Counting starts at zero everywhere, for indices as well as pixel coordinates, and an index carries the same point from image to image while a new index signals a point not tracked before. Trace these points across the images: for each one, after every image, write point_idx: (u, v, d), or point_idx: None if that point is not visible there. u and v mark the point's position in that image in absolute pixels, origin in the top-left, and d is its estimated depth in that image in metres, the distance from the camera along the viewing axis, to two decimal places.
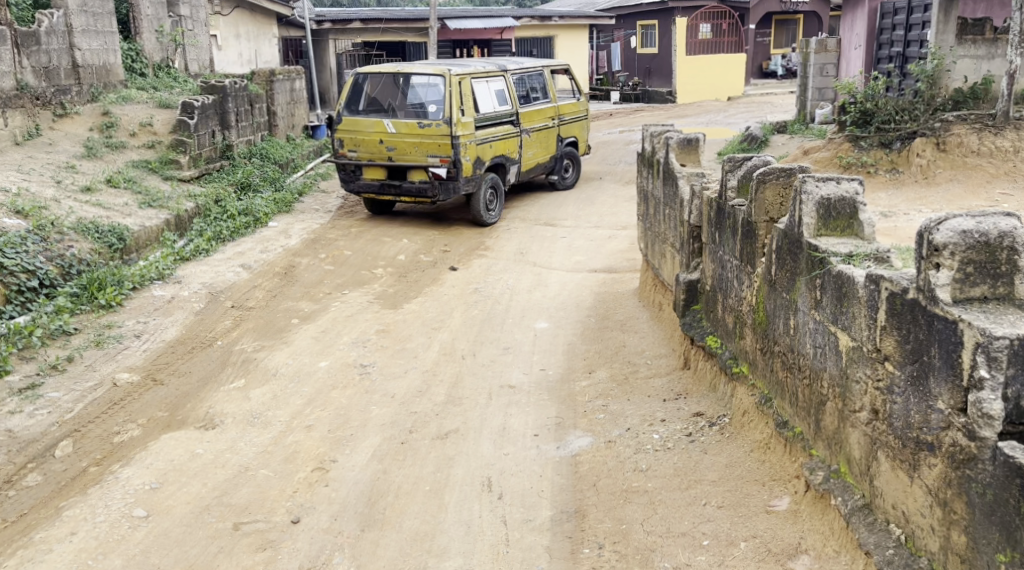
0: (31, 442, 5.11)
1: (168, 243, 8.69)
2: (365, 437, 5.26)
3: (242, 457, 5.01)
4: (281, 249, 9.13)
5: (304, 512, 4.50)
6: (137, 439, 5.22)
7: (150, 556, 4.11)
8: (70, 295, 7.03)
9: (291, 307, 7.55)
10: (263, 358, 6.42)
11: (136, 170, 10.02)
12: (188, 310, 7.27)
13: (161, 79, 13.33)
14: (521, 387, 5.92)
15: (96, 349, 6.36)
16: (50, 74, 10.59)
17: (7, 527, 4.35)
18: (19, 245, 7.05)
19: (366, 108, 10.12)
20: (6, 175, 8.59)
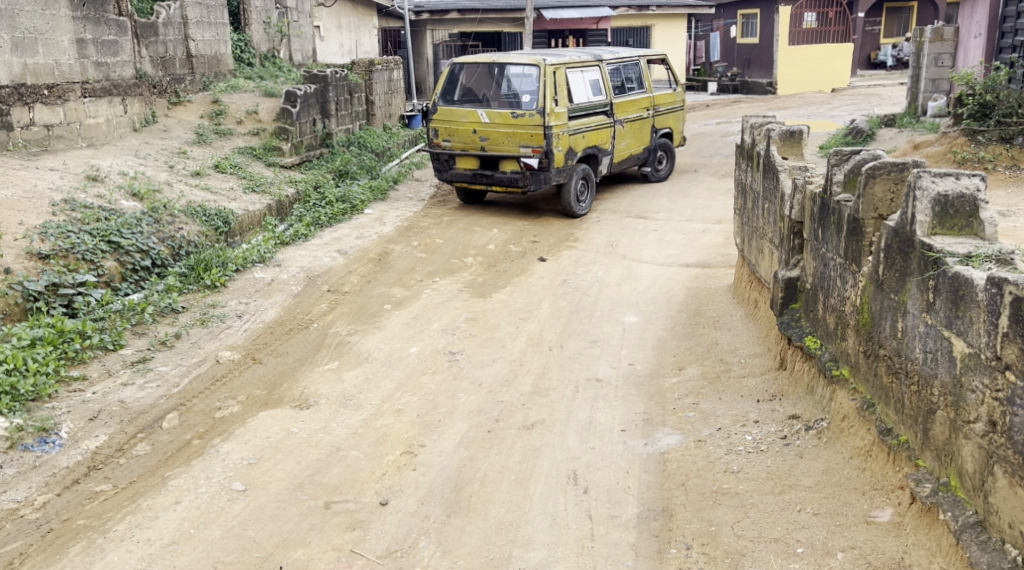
0: (141, 413, 5.34)
1: (270, 228, 8.95)
2: (453, 423, 5.29)
3: (335, 438, 5.11)
4: (376, 235, 9.29)
5: (392, 494, 4.56)
6: (237, 415, 5.40)
7: (247, 528, 4.24)
8: (179, 274, 7.32)
9: (384, 293, 7.66)
10: (357, 341, 6.55)
11: (242, 156, 10.36)
12: (287, 293, 7.47)
13: (267, 69, 13.74)
14: (609, 381, 5.86)
15: (202, 327, 6.61)
16: (166, 64, 11.02)
17: (117, 493, 4.56)
18: (134, 227, 7.39)
19: (461, 98, 10.18)
20: (124, 159, 9.00)
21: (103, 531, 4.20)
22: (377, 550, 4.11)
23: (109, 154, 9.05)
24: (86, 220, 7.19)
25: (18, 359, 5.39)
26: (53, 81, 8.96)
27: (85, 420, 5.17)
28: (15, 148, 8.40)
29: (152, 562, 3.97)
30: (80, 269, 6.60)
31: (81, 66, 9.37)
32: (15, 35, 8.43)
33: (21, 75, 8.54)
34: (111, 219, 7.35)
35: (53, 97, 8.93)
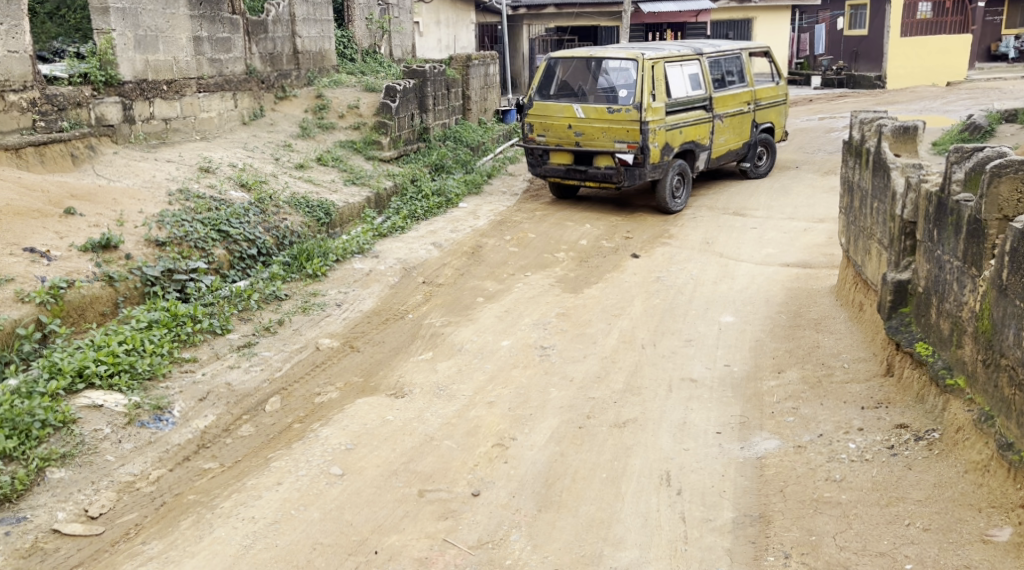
0: (246, 396, 5.54)
1: (368, 220, 9.14)
2: (544, 418, 5.29)
3: (428, 427, 5.18)
4: (470, 229, 9.37)
5: (483, 486, 4.60)
6: (335, 401, 5.54)
7: (344, 512, 4.34)
8: (283, 263, 7.56)
9: (477, 286, 7.73)
10: (450, 333, 6.62)
11: (343, 149, 10.63)
12: (384, 283, 7.62)
13: (368, 64, 14.03)
14: (703, 382, 5.75)
15: (303, 315, 6.80)
16: (274, 60, 11.35)
17: (223, 472, 4.74)
18: (242, 216, 7.68)
19: (557, 93, 10.16)
20: (234, 151, 9.35)
21: (211, 507, 4.37)
22: (469, 541, 4.15)
23: (220, 146, 9.41)
24: (198, 209, 7.49)
25: (136, 341, 5.68)
26: (171, 77, 9.37)
27: (196, 399, 5.39)
28: (136, 141, 8.81)
29: (255, 539, 4.11)
30: (192, 256, 6.90)
31: (197, 62, 9.77)
32: (138, 33, 8.85)
33: (143, 71, 8.96)
34: (221, 209, 7.64)
35: (172, 92, 9.34)
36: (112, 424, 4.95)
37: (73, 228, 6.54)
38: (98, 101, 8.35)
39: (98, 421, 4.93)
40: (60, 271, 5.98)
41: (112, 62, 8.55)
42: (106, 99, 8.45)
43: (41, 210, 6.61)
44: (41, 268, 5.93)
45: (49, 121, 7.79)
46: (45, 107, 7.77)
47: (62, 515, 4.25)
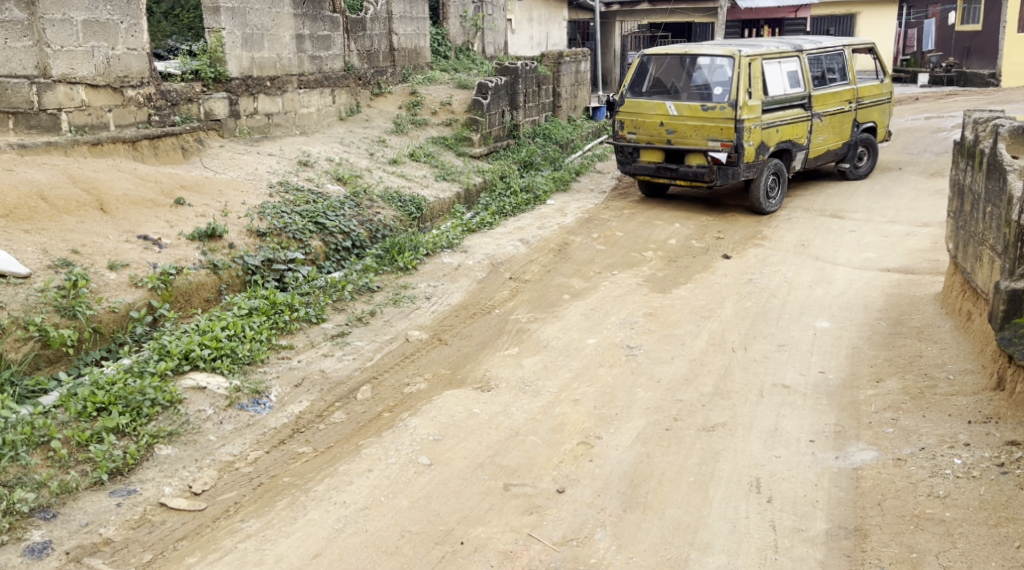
0: (339, 383, 5.68)
1: (458, 216, 9.23)
2: (630, 418, 5.24)
3: (514, 421, 5.20)
4: (558, 226, 9.36)
5: (569, 483, 4.59)
6: (423, 392, 5.61)
7: (432, 501, 4.40)
8: (376, 256, 7.69)
9: (564, 283, 7.72)
10: (536, 329, 6.63)
11: (435, 145, 10.76)
12: (472, 278, 7.68)
13: (461, 62, 14.17)
14: (797, 388, 5.60)
15: (394, 307, 6.92)
16: (371, 57, 11.58)
17: (317, 456, 4.86)
18: (338, 210, 7.87)
19: (650, 90, 10.03)
20: (331, 146, 9.58)
21: (305, 490, 4.49)
22: (554, 537, 4.15)
23: (318, 141, 9.66)
24: (297, 202, 7.72)
25: (238, 327, 5.88)
26: (275, 73, 9.62)
27: (291, 385, 5.56)
28: (241, 135, 9.12)
29: (347, 523, 4.21)
30: (290, 247, 7.10)
31: (299, 59, 10.01)
32: (245, 32, 9.12)
33: (249, 68, 9.23)
34: (318, 202, 7.85)
35: (275, 88, 9.61)
36: (215, 406, 5.15)
37: (182, 218, 6.82)
38: (207, 97, 8.68)
39: (202, 402, 5.13)
40: (170, 258, 6.25)
41: (222, 60, 8.85)
42: (214, 95, 8.76)
43: (154, 200, 6.91)
44: (153, 256, 6.20)
45: (162, 115, 8.15)
46: (159, 103, 8.11)
47: (168, 489, 4.44)
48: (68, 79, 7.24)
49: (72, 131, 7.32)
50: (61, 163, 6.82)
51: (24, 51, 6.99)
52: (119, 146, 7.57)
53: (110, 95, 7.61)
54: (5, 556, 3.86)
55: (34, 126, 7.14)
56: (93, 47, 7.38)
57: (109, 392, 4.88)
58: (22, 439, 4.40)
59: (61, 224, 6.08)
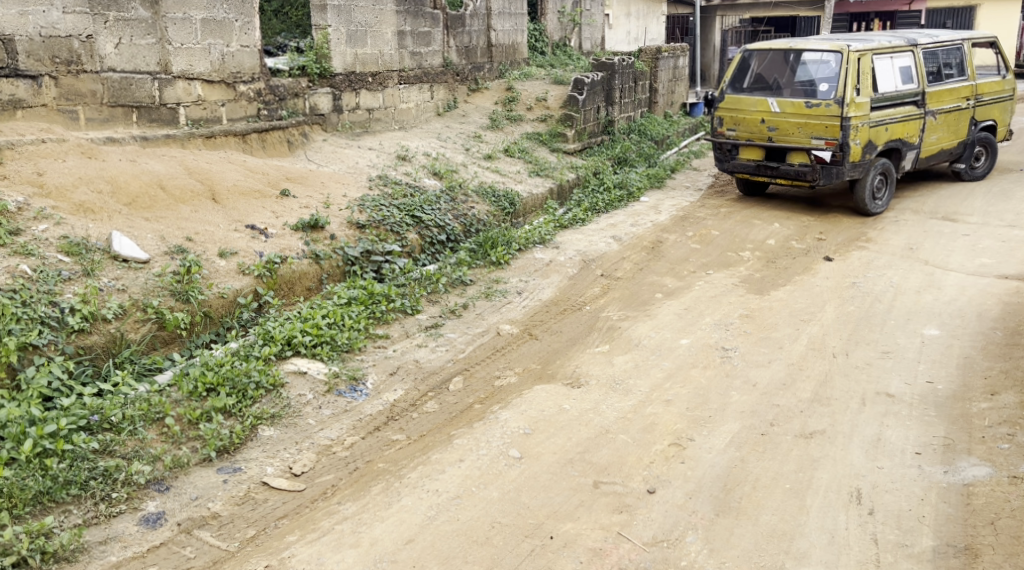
0: (432, 373, 5.78)
1: (551, 211, 9.24)
2: (724, 422, 5.15)
3: (604, 419, 5.17)
4: (651, 224, 9.26)
5: (660, 484, 4.54)
6: (514, 386, 5.65)
7: (521, 494, 4.43)
8: (469, 250, 7.77)
9: (657, 281, 7.63)
10: (628, 327, 6.57)
11: (529, 141, 10.80)
12: (564, 274, 7.68)
13: (558, 57, 14.16)
14: (902, 398, 5.39)
15: (486, 300, 6.98)
16: (470, 53, 11.69)
17: (411, 444, 4.96)
18: (434, 204, 7.99)
19: (751, 86, 9.79)
20: (428, 141, 9.73)
21: (399, 476, 4.59)
22: (643, 537, 4.12)
23: (416, 136, 9.83)
24: (395, 195, 7.88)
25: (337, 315, 6.05)
26: (377, 69, 9.80)
27: (386, 373, 5.68)
28: (343, 129, 9.34)
29: (439, 511, 4.28)
30: (388, 239, 7.24)
31: (400, 55, 10.18)
32: (350, 28, 9.34)
33: (352, 64, 9.43)
34: (416, 196, 8.00)
35: (376, 84, 9.79)
36: (314, 391, 5.32)
37: (287, 209, 7.05)
38: (312, 92, 8.94)
39: (302, 387, 5.32)
40: (276, 247, 6.46)
41: (327, 56, 9.07)
42: (319, 90, 9.02)
43: (262, 190, 7.17)
44: (260, 245, 6.42)
45: (271, 110, 8.43)
46: (268, 97, 8.40)
47: (271, 469, 4.60)
48: (187, 75, 7.55)
49: (189, 125, 7.66)
50: (178, 155, 7.15)
51: (148, 49, 7.28)
52: (231, 138, 7.89)
53: (224, 90, 7.91)
54: (122, 524, 4.07)
55: (155, 120, 7.44)
56: (210, 44, 7.67)
57: (218, 373, 5.10)
58: (140, 415, 4.65)
59: (177, 213, 6.38)
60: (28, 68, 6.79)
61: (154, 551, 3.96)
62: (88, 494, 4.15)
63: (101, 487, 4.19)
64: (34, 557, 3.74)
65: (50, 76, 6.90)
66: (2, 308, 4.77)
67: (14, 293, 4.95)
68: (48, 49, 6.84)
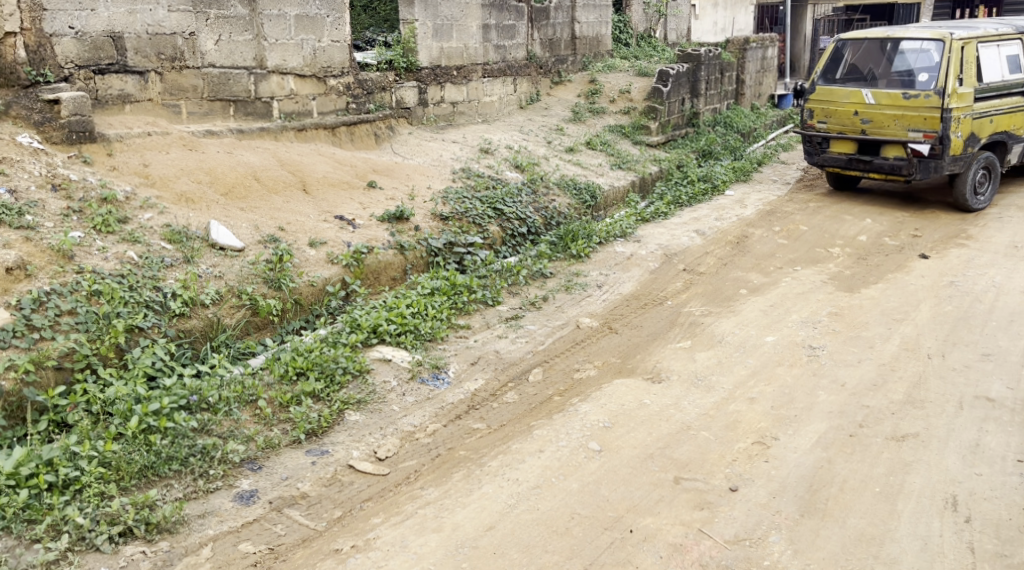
0: (512, 364, 5.84)
1: (633, 205, 9.18)
2: (810, 421, 5.06)
3: (686, 415, 5.14)
4: (736, 218, 9.12)
5: (742, 482, 4.49)
6: (593, 379, 5.67)
7: (601, 487, 4.45)
8: (550, 243, 7.79)
9: (741, 277, 7.51)
10: (711, 323, 6.50)
11: (612, 134, 10.77)
12: (645, 268, 7.64)
13: (642, 49, 14.03)
14: (1003, 403, 5.19)
15: (566, 293, 7.01)
16: (553, 45, 11.68)
17: (491, 433, 5.03)
18: (516, 196, 8.05)
19: (844, 77, 9.52)
20: (511, 134, 9.81)
21: (479, 464, 4.67)
22: (725, 535, 4.10)
23: (499, 129, 9.90)
24: (478, 187, 7.97)
25: (421, 305, 6.17)
26: (461, 62, 9.88)
27: (468, 363, 5.77)
28: (428, 123, 9.52)
29: (519, 500, 4.33)
30: (470, 232, 7.32)
31: (485, 49, 10.23)
32: (436, 23, 9.42)
33: (438, 58, 9.54)
34: (498, 188, 8.08)
35: (460, 77, 9.89)
36: (399, 378, 5.45)
37: (374, 200, 7.23)
38: (399, 86, 9.10)
39: (387, 374, 5.46)
40: (363, 238, 6.62)
41: (413, 50, 9.22)
42: (405, 84, 9.18)
43: (350, 182, 7.37)
44: (348, 235, 6.60)
45: (359, 103, 8.60)
46: (357, 91, 8.58)
47: (357, 453, 4.73)
48: (281, 70, 7.80)
49: (282, 118, 7.91)
50: (272, 147, 7.41)
51: (245, 45, 7.54)
52: (321, 131, 8.11)
53: (315, 84, 8.14)
54: (219, 500, 4.25)
55: (251, 113, 7.70)
56: (302, 40, 7.91)
57: (307, 358, 5.28)
58: (235, 397, 4.87)
59: (270, 203, 6.62)
60: (136, 64, 6.98)
61: (248, 527, 4.13)
62: (187, 470, 4.35)
63: (200, 464, 4.39)
64: (139, 527, 3.95)
65: (156, 71, 7.11)
66: (111, 292, 5.04)
67: (122, 278, 5.21)
68: (154, 46, 7.04)
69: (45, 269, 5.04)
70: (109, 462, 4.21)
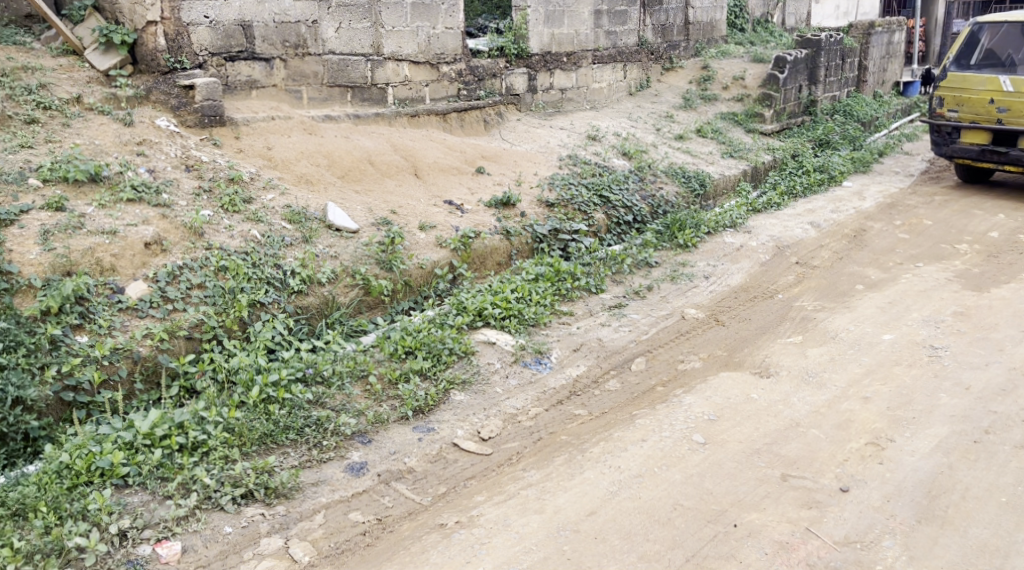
0: (616, 352, 5.85)
1: (744, 194, 9.00)
2: (930, 425, 4.87)
3: (795, 412, 5.04)
4: (854, 210, 8.81)
5: (854, 483, 4.38)
6: (698, 370, 5.62)
7: (705, 479, 4.42)
8: (656, 231, 7.73)
9: (858, 272, 7.27)
10: (824, 319, 6.32)
11: (724, 121, 10.58)
12: (755, 260, 7.49)
13: (759, 34, 13.68)
14: None
15: (671, 283, 6.95)
16: (666, 31, 11.50)
17: (593, 420, 5.06)
18: (623, 184, 8.02)
19: (980, 62, 9.03)
20: (619, 121, 9.76)
21: (581, 449, 4.71)
22: (835, 536, 4.01)
23: (607, 116, 9.87)
24: (584, 174, 7.99)
25: (525, 290, 6.24)
26: (572, 49, 9.88)
27: (571, 349, 5.81)
28: (536, 109, 9.54)
29: (621, 487, 4.35)
30: (575, 218, 7.34)
31: (596, 35, 10.21)
32: (548, 9, 9.44)
33: (549, 44, 9.56)
34: (604, 175, 8.07)
35: (571, 63, 9.89)
36: (502, 360, 5.55)
37: (482, 186, 7.37)
38: (509, 72, 9.18)
39: (491, 356, 5.56)
40: (470, 223, 6.74)
41: (525, 37, 9.28)
42: (515, 70, 9.25)
43: (459, 168, 7.50)
44: (456, 219, 6.73)
45: (470, 90, 8.72)
46: (468, 78, 8.68)
47: (461, 432, 4.85)
48: (396, 56, 8.00)
49: (396, 104, 8.11)
50: (386, 133, 7.62)
51: (363, 32, 7.76)
52: (433, 117, 8.30)
53: (428, 71, 8.30)
54: (331, 470, 4.44)
55: (367, 99, 7.93)
56: (417, 27, 8.09)
57: (416, 338, 5.43)
58: (347, 371, 5.07)
59: (383, 187, 6.84)
60: (263, 51, 7.26)
61: (358, 497, 4.30)
62: (303, 440, 4.57)
63: (314, 434, 4.59)
64: (259, 491, 4.17)
65: (281, 58, 7.39)
66: (236, 268, 5.32)
67: (246, 255, 5.49)
68: (280, 34, 7.31)
69: (178, 245, 5.37)
70: (233, 428, 4.44)
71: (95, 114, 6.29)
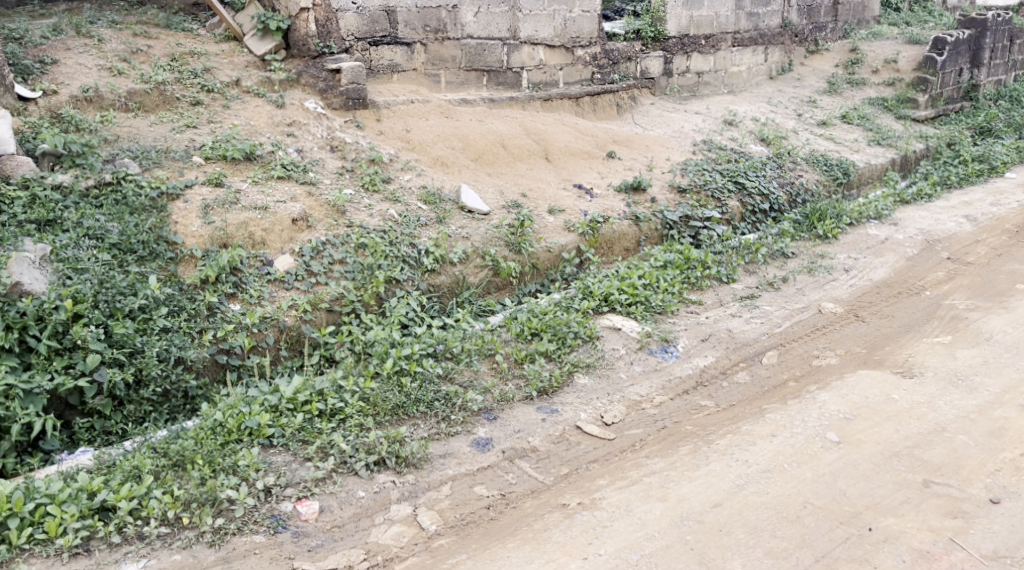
0: (747, 344, 5.73)
1: (891, 183, 8.58)
2: None
3: (940, 416, 4.79)
4: (1017, 204, 8.25)
5: (1006, 495, 4.16)
6: (834, 367, 5.43)
7: (838, 479, 4.29)
8: (794, 221, 7.48)
9: (1018, 270, 6.82)
10: (976, 319, 5.97)
11: (872, 107, 10.10)
12: (901, 254, 7.15)
13: (915, 14, 12.93)
14: None
15: (808, 275, 6.73)
16: (812, 12, 11.06)
17: (719, 412, 5.00)
18: (760, 170, 7.80)
19: None
20: (759, 106, 9.49)
21: (707, 441, 4.65)
22: (982, 549, 3.83)
23: (745, 100, 9.61)
24: (719, 160, 7.83)
25: (653, 277, 6.18)
26: (711, 31, 9.67)
27: (699, 339, 5.74)
28: (671, 93, 9.39)
29: (748, 481, 4.27)
30: (708, 205, 7.20)
31: (736, 17, 9.91)
32: None
33: (687, 27, 9.39)
34: (741, 161, 7.88)
35: (709, 46, 9.67)
36: (627, 346, 5.54)
37: (613, 170, 7.35)
38: (645, 55, 9.06)
39: (616, 342, 5.56)
40: (600, 208, 6.74)
41: (662, 19, 9.11)
42: (651, 53, 9.11)
43: (590, 152, 7.50)
44: (585, 204, 6.75)
45: (604, 73, 8.69)
46: (603, 61, 8.67)
47: (584, 415, 4.89)
48: (532, 40, 8.05)
49: (530, 87, 8.17)
50: (519, 116, 7.70)
51: (501, 16, 7.86)
52: (565, 101, 8.32)
53: (563, 55, 8.33)
54: (459, 444, 4.58)
55: (501, 83, 8.03)
56: (554, 10, 8.13)
57: (542, 320, 5.49)
58: (475, 349, 5.19)
59: (515, 170, 6.95)
60: (405, 36, 7.49)
61: (483, 472, 4.42)
62: (432, 413, 4.71)
63: (443, 408, 4.73)
64: (391, 459, 4.34)
65: (421, 43, 7.60)
66: (374, 245, 5.52)
67: (384, 233, 5.69)
68: (422, 19, 7.51)
69: (322, 221, 5.63)
70: (367, 398, 4.65)
71: (252, 96, 6.65)
